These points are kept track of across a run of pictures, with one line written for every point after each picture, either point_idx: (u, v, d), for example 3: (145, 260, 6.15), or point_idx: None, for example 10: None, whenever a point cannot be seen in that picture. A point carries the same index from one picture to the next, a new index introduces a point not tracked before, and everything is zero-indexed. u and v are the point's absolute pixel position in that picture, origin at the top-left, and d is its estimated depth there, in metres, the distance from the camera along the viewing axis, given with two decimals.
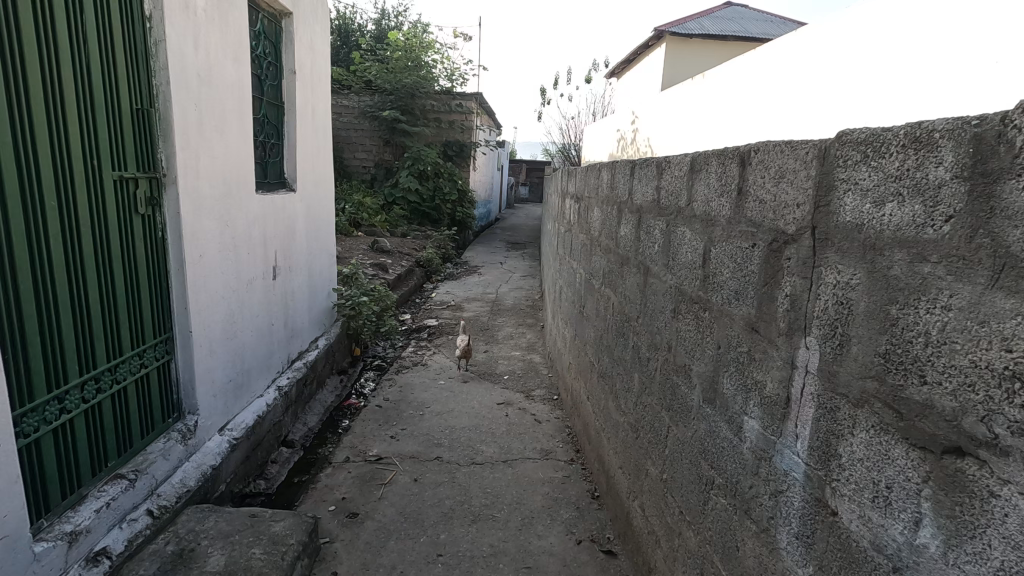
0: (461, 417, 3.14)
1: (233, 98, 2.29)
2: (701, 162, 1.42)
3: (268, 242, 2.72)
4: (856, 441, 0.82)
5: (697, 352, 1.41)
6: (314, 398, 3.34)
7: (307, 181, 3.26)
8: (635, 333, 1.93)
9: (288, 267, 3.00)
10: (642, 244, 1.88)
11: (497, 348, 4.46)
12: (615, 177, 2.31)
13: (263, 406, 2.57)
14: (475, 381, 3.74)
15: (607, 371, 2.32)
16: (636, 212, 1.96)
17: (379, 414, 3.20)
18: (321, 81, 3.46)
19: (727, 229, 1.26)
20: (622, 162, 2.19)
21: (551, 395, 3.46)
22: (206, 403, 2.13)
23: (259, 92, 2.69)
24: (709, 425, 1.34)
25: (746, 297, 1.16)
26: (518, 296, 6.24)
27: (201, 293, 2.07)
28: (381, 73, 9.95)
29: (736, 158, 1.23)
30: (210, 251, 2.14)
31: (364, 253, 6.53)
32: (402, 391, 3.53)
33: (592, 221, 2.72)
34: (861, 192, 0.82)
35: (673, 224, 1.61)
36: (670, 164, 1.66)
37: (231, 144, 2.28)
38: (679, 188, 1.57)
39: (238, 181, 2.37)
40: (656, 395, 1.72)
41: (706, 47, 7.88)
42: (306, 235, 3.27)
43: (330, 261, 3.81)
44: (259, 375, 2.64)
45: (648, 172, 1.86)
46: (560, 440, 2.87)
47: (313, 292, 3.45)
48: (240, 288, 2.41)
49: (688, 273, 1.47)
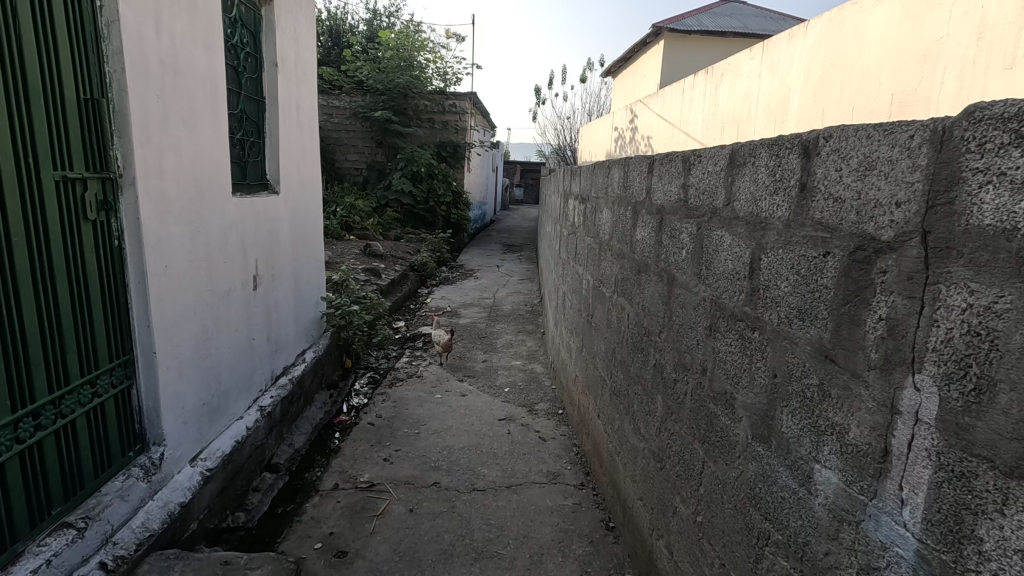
0: (460, 436, 2.92)
1: (205, 90, 2.06)
2: (745, 154, 1.21)
3: (247, 249, 2.48)
4: (1009, 523, 0.61)
5: (742, 380, 1.19)
6: (302, 416, 3.11)
7: (291, 182, 3.04)
8: (657, 349, 1.72)
9: (271, 276, 2.76)
10: (665, 250, 1.67)
11: (497, 357, 4.24)
12: (629, 175, 2.10)
13: (242, 431, 2.33)
14: (474, 394, 3.51)
15: (621, 389, 2.11)
16: (657, 213, 1.75)
17: (371, 433, 2.97)
18: (307, 77, 3.24)
19: (785, 234, 1.04)
20: (638, 159, 1.98)
21: (555, 410, 3.24)
22: (175, 431, 1.89)
23: (236, 85, 2.46)
24: (761, 466, 1.12)
25: (815, 319, 0.95)
26: (516, 302, 6.02)
27: (167, 308, 1.84)
28: (372, 73, 9.73)
29: (795, 148, 1.02)
30: (178, 260, 1.91)
31: (356, 257, 6.30)
32: (396, 407, 3.30)
33: (601, 224, 2.51)
34: (1011, 186, 0.61)
35: (705, 228, 1.39)
36: (701, 158, 1.44)
37: (201, 140, 2.04)
38: (714, 185, 1.36)
39: (212, 182, 2.14)
40: (686, 423, 1.50)
41: (706, 42, 7.64)
42: (291, 241, 3.04)
43: (319, 267, 3.58)
44: (239, 395, 2.40)
45: (671, 169, 1.65)
46: (568, 461, 2.65)
47: (299, 302, 3.22)
48: (214, 301, 2.17)
49: (729, 282, 1.26)
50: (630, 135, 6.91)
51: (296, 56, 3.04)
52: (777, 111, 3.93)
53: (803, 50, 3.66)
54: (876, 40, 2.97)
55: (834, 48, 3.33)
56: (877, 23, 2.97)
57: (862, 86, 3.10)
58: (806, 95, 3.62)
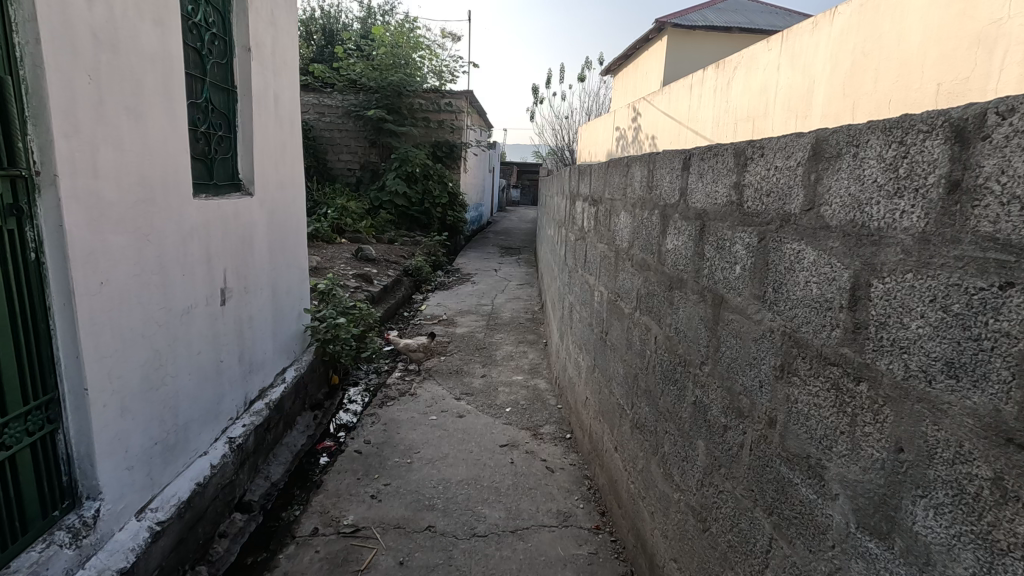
0: (458, 465, 2.61)
1: (157, 73, 1.75)
2: (839, 144, 0.91)
3: (213, 259, 2.15)
4: None
5: (838, 446, 0.89)
6: (281, 443, 2.79)
7: (269, 181, 2.72)
8: (699, 386, 1.42)
9: (243, 288, 2.44)
10: (710, 264, 1.37)
11: (497, 371, 3.93)
12: (655, 174, 1.80)
13: (205, 470, 2.01)
14: (473, 415, 3.20)
15: (647, 424, 1.81)
16: (698, 219, 1.45)
17: (358, 462, 2.66)
18: (288, 66, 2.93)
19: (918, 253, 0.74)
20: (668, 154, 1.69)
21: (562, 434, 2.93)
22: (115, 480, 1.58)
23: (200, 71, 2.14)
24: (872, 569, 0.82)
25: (980, 380, 0.65)
26: (516, 309, 5.71)
27: (105, 333, 1.53)
28: (366, 70, 9.43)
29: (940, 130, 0.72)
30: (120, 274, 1.59)
31: (347, 262, 6.01)
32: (386, 432, 2.99)
33: (617, 229, 2.21)
34: None
35: (773, 240, 1.09)
36: (765, 151, 1.14)
37: (151, 133, 1.72)
38: (786, 185, 1.06)
39: (168, 182, 1.82)
40: (743, 484, 1.20)
41: (709, 39, 7.33)
42: (267, 248, 2.72)
43: (301, 276, 3.25)
44: (202, 427, 2.08)
45: (719, 165, 1.34)
46: (580, 498, 2.34)
47: (278, 315, 2.89)
48: (169, 321, 1.85)
49: (815, 312, 0.95)
50: (630, 134, 6.61)
51: (274, 43, 2.73)
52: (798, 106, 3.64)
53: (828, 39, 3.37)
54: (918, 25, 2.68)
55: (866, 35, 3.04)
56: (920, 5, 2.68)
57: (900, 78, 2.81)
58: (832, 89, 3.33)
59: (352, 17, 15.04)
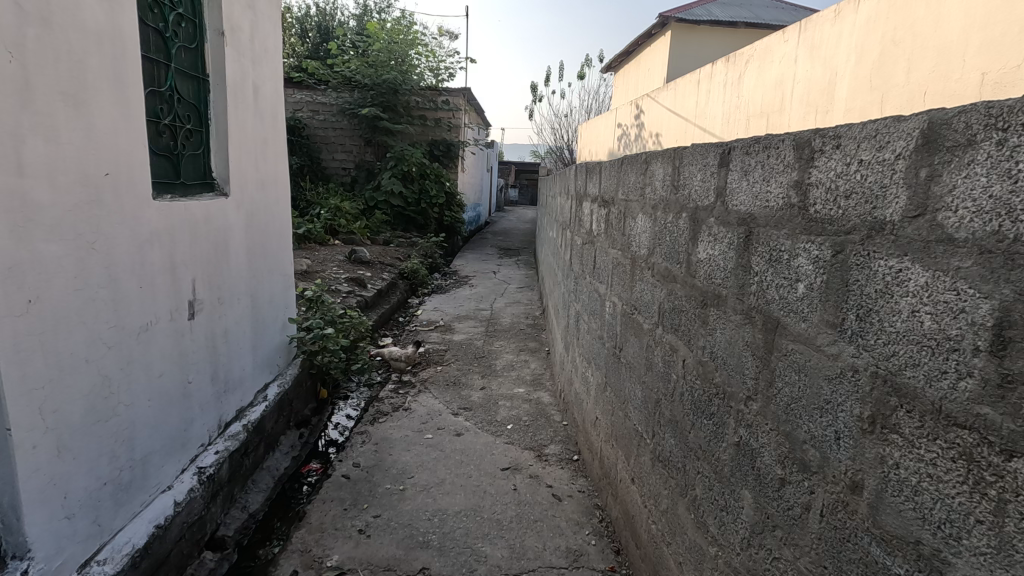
0: (456, 493, 2.38)
1: (105, 55, 1.51)
2: (974, 127, 0.67)
3: (180, 268, 1.91)
4: None
5: (974, 539, 0.66)
6: (262, 467, 2.55)
7: (247, 180, 2.47)
8: (744, 425, 1.18)
9: (217, 299, 2.20)
10: (760, 279, 1.13)
11: (497, 383, 3.69)
12: (681, 172, 1.57)
13: (167, 509, 1.76)
14: (472, 433, 2.97)
15: (672, 458, 1.58)
16: (741, 225, 1.21)
17: (346, 490, 2.42)
18: (269, 55, 2.68)
19: None
20: (699, 149, 1.45)
21: (568, 455, 2.70)
22: (49, 533, 1.34)
23: (164, 55, 1.90)
24: None
25: None
26: (516, 313, 5.48)
27: (34, 361, 1.29)
28: (361, 67, 9.19)
29: None
30: (55, 290, 1.35)
31: (340, 264, 5.78)
32: (377, 453, 2.75)
33: (632, 234, 1.98)
34: None
35: (855, 254, 0.86)
36: (841, 141, 0.90)
37: (97, 123, 1.48)
38: (874, 184, 0.83)
39: (120, 181, 1.58)
40: (809, 558, 0.97)
41: (715, 35, 7.09)
42: (246, 254, 2.47)
43: (286, 283, 3.01)
44: (166, 459, 1.84)
45: (772, 160, 1.10)
46: (591, 532, 2.11)
47: (259, 327, 2.64)
48: (122, 342, 1.61)
49: (928, 353, 0.72)
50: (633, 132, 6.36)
51: (253, 28, 2.48)
52: (819, 101, 3.39)
53: (853, 28, 3.13)
54: (957, 8, 2.42)
55: (897, 22, 2.80)
56: None
57: (938, 67, 2.55)
58: (858, 81, 3.08)
59: (348, 15, 14.82)
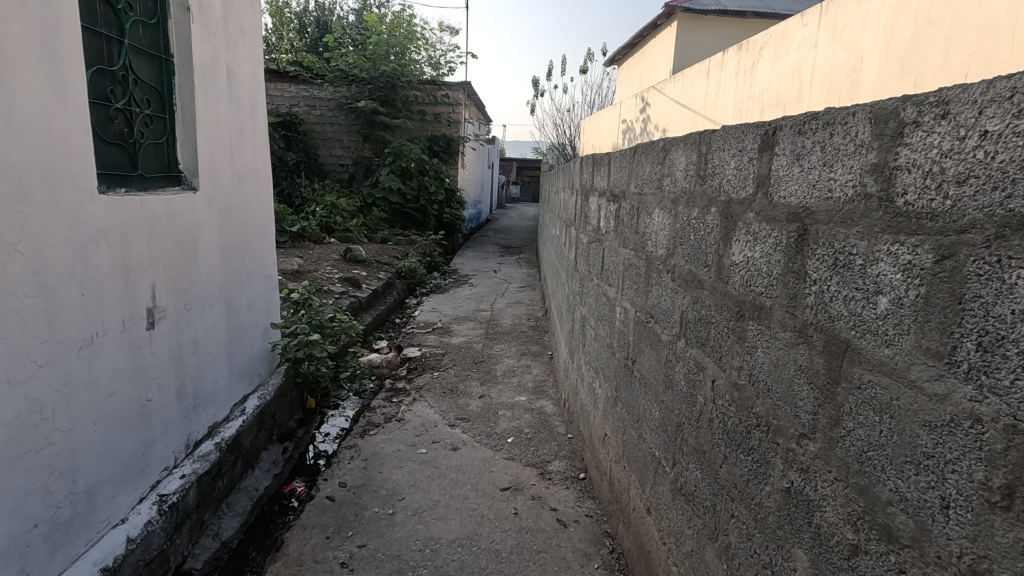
0: (451, 518, 2.17)
1: (32, 23, 1.28)
2: None
3: (136, 271, 1.69)
4: None
5: None
6: (239, 487, 2.33)
7: (221, 173, 2.25)
8: (799, 470, 0.96)
9: (183, 305, 1.97)
10: (819, 291, 0.91)
11: (498, 390, 3.47)
12: (709, 161, 1.34)
13: (119, 547, 1.54)
14: (470, 446, 2.75)
15: (698, 494, 1.35)
16: (793, 222, 0.99)
17: (330, 514, 2.20)
18: (246, 37, 2.45)
19: None
20: (733, 131, 1.22)
21: (573, 473, 2.48)
22: None
23: (116, 30, 1.68)
24: None
25: None
26: (518, 314, 5.25)
27: None
28: (358, 60, 8.96)
29: None
30: None
31: (334, 264, 5.56)
32: (366, 471, 2.53)
33: (647, 232, 1.76)
34: None
35: (975, 262, 0.63)
36: (951, 109, 0.67)
37: (19, 103, 1.25)
38: (1010, 166, 0.60)
39: (53, 172, 1.36)
40: None
41: (721, 25, 6.84)
42: (220, 254, 2.25)
43: (268, 285, 2.79)
44: (118, 488, 1.62)
45: (837, 139, 0.88)
46: (600, 565, 1.89)
47: (235, 334, 2.42)
48: (58, 359, 1.39)
49: None
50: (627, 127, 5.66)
51: (226, 5, 2.25)
52: (838, 92, 2.64)
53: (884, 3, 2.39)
54: None
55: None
56: None
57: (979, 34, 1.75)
58: (889, 67, 2.30)
59: (348, 9, 14.61)
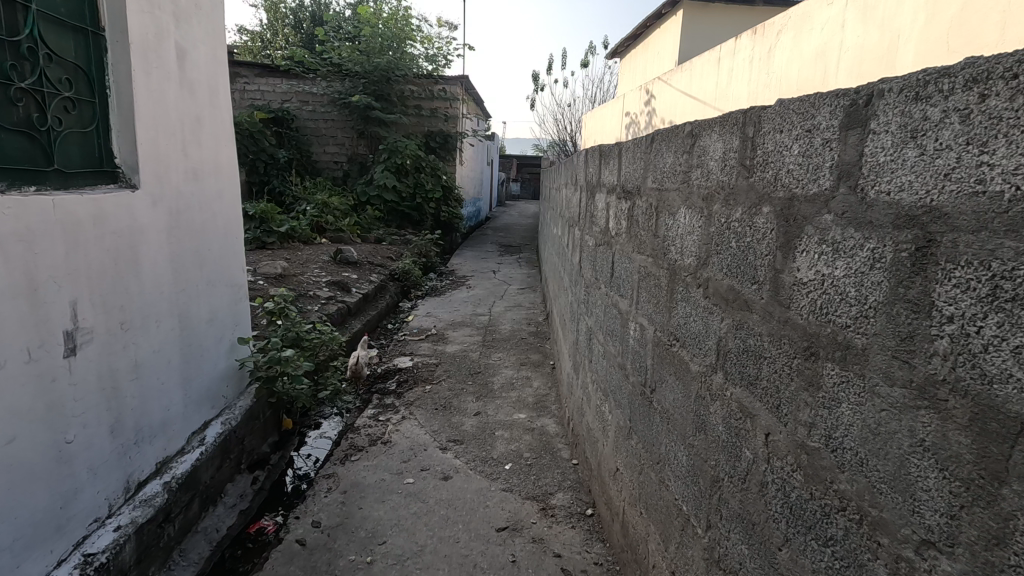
0: (439, 567, 1.87)
1: None
2: None
3: (46, 287, 1.39)
4: None
5: None
6: (198, 528, 2.04)
7: (171, 167, 1.94)
8: None
9: (119, 323, 1.67)
10: (959, 332, 0.60)
11: (495, 406, 3.17)
12: (758, 147, 1.03)
13: None
14: (463, 474, 2.45)
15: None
16: (904, 228, 0.68)
17: (298, 564, 1.89)
18: (201, 13, 2.15)
19: None
20: (798, 105, 0.91)
21: (580, 509, 2.18)
22: None
23: None
24: None
25: None
26: (517, 319, 4.95)
27: None
28: (352, 54, 8.65)
29: None
30: None
31: (324, 266, 5.28)
32: (344, 507, 2.22)
33: (670, 236, 1.45)
34: None
35: None
36: None
37: None
38: None
39: None
40: None
41: (729, 17, 6.50)
42: (169, 261, 1.94)
43: (235, 295, 2.48)
44: (23, 554, 1.33)
45: (997, 103, 0.57)
46: None
47: (192, 353, 2.11)
48: None
49: None
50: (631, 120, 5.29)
51: None
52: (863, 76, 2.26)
53: None
54: None
55: None
56: None
57: None
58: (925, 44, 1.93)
59: (345, 4, 14.32)
